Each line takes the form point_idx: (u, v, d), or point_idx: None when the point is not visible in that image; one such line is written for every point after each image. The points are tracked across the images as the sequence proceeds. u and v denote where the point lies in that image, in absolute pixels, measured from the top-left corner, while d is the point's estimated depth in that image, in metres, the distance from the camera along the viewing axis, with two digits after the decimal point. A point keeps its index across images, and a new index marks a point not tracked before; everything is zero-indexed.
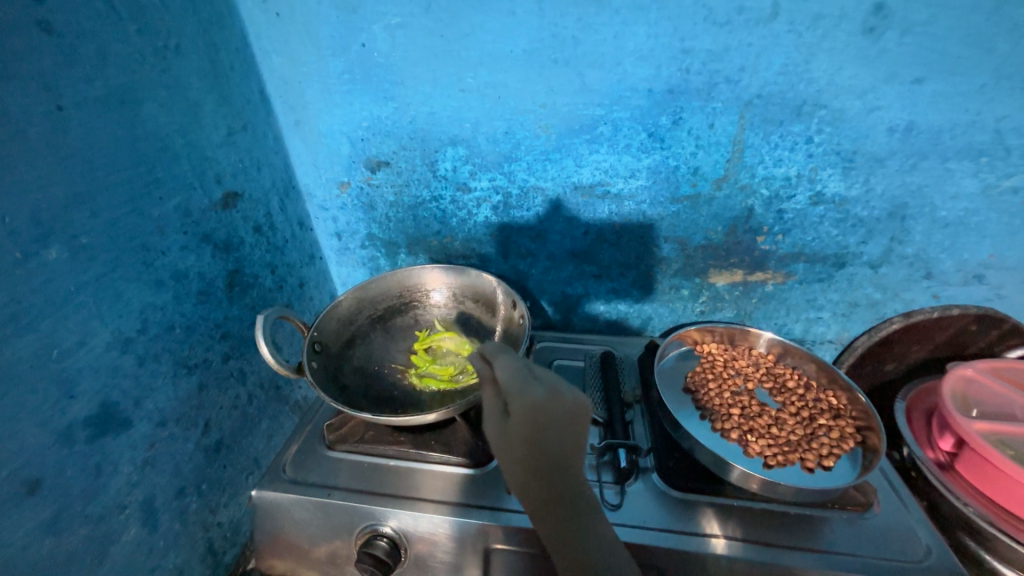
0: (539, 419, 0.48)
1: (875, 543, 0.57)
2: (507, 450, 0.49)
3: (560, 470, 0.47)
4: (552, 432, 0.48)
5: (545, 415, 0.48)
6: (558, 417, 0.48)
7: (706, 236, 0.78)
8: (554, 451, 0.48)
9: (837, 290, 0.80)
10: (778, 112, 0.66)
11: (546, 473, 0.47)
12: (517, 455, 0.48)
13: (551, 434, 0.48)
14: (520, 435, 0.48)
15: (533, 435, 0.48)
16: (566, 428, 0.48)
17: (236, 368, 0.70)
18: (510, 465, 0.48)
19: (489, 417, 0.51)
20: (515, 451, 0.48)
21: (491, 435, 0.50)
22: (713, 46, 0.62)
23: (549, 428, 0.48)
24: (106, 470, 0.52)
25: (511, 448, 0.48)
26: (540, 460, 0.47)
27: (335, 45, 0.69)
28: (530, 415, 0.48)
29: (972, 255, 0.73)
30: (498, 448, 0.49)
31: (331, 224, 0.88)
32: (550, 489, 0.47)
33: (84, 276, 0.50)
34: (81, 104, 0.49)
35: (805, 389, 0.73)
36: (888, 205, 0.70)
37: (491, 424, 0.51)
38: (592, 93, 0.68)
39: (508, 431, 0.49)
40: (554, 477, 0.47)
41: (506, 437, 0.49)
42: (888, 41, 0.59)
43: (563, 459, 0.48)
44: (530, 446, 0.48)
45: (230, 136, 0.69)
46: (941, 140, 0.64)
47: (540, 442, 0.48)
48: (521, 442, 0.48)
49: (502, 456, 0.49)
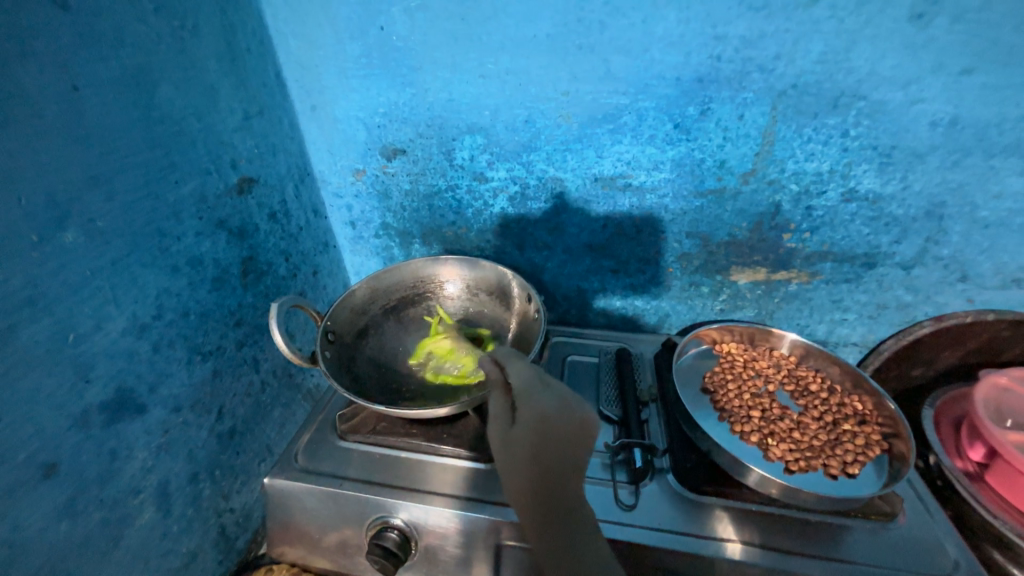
0: (544, 428, 0.50)
1: (899, 554, 0.55)
2: (509, 456, 0.51)
3: (559, 479, 0.49)
4: (553, 443, 0.50)
5: (551, 423, 0.50)
6: (562, 428, 0.50)
7: (730, 232, 0.76)
8: (553, 462, 0.49)
9: (865, 291, 0.77)
10: (813, 103, 0.62)
11: (545, 482, 0.49)
12: (518, 460, 0.50)
13: (554, 444, 0.50)
14: (524, 441, 0.50)
15: (538, 444, 0.50)
16: (572, 438, 0.50)
17: (249, 356, 0.70)
18: (512, 470, 0.51)
19: (497, 420, 0.55)
20: (517, 457, 0.50)
21: (495, 438, 0.53)
22: (747, 32, 0.59)
23: (553, 436, 0.50)
24: (121, 455, 0.52)
25: (514, 452, 0.51)
26: (540, 468, 0.49)
27: (353, 28, 0.68)
28: (535, 421, 0.51)
29: (1013, 258, 0.69)
30: (501, 450, 0.52)
31: (346, 212, 0.87)
32: (548, 498, 0.49)
33: (101, 261, 0.49)
34: (97, 86, 0.48)
35: (829, 393, 0.71)
36: (925, 203, 0.67)
37: (498, 427, 0.54)
38: (617, 81, 0.65)
39: (514, 435, 0.52)
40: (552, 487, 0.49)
41: (510, 441, 0.52)
42: (936, 28, 0.56)
43: (564, 469, 0.49)
44: (530, 454, 0.50)
45: (246, 121, 0.68)
46: (988, 136, 0.61)
47: (543, 451, 0.50)
48: (524, 448, 0.50)
49: (503, 460, 0.51)
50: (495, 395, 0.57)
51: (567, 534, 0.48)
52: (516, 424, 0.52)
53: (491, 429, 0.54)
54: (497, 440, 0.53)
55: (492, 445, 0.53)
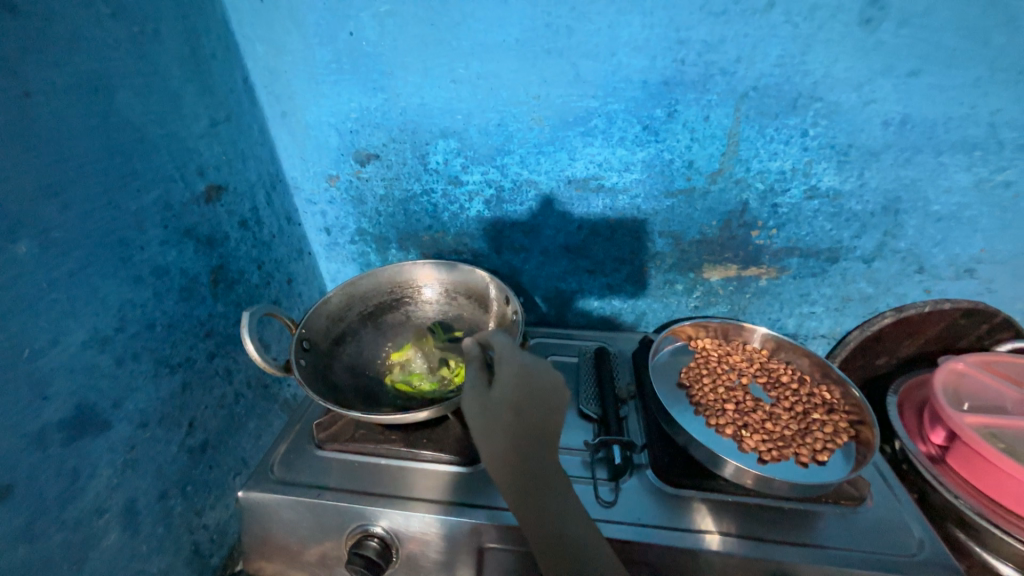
0: (521, 388, 0.51)
1: (868, 537, 0.57)
2: (487, 422, 0.50)
3: (538, 441, 0.49)
4: (534, 401, 0.50)
5: (530, 383, 0.51)
6: (538, 389, 0.51)
7: (701, 230, 0.77)
8: (535, 418, 0.50)
9: (830, 285, 0.80)
10: (773, 104, 0.65)
11: (521, 445, 0.49)
12: (499, 424, 0.50)
13: (532, 405, 0.50)
14: (506, 405, 0.50)
15: (519, 398, 0.50)
16: (546, 397, 0.50)
17: (221, 367, 0.68)
18: (490, 437, 0.50)
19: (475, 389, 0.53)
20: (499, 422, 0.50)
21: (472, 405, 0.52)
22: (709, 36, 0.61)
23: (530, 398, 0.51)
24: (84, 474, 0.50)
25: (494, 417, 0.50)
26: (521, 433, 0.49)
27: (322, 34, 0.67)
28: (513, 381, 0.51)
29: (964, 249, 0.73)
30: (480, 419, 0.51)
31: (320, 219, 0.86)
32: (523, 463, 0.49)
33: (57, 272, 0.48)
34: (49, 92, 0.47)
35: (798, 384, 0.73)
36: (882, 198, 0.70)
37: (476, 395, 0.52)
38: (587, 85, 0.67)
39: (493, 399, 0.51)
40: (529, 451, 0.49)
41: (490, 406, 0.51)
42: (884, 32, 0.59)
43: (541, 429, 0.50)
44: (513, 411, 0.50)
45: (212, 127, 0.67)
46: (936, 134, 0.64)
47: (523, 412, 0.50)
48: (504, 412, 0.50)
49: (480, 424, 0.51)
50: (474, 365, 0.55)
51: (545, 494, 0.48)
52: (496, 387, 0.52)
53: (467, 397, 0.52)
54: (476, 407, 0.51)
55: (470, 412, 0.51)
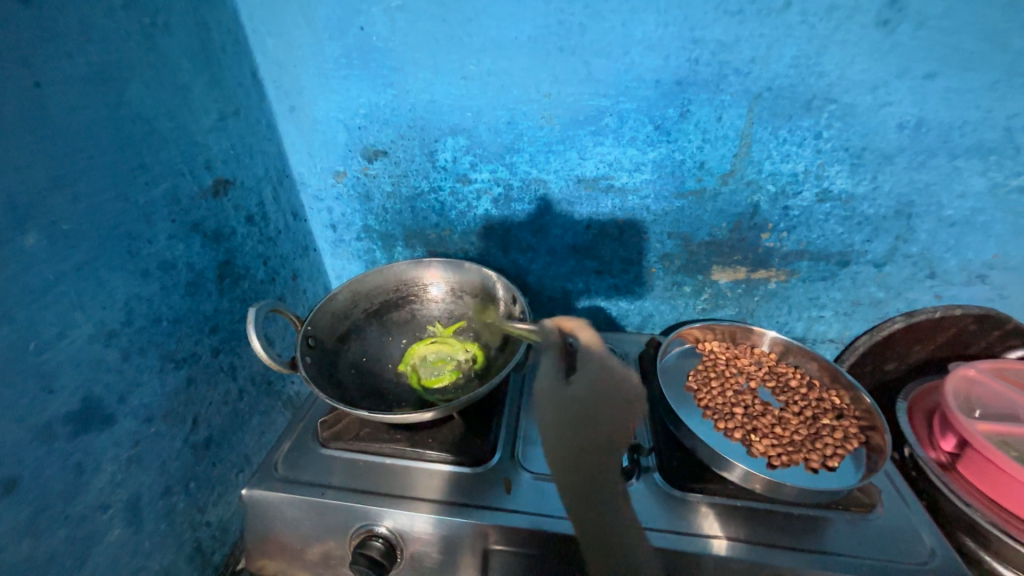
0: (595, 385, 0.72)
1: (878, 544, 0.57)
2: (566, 404, 0.71)
3: (603, 438, 0.66)
4: (608, 403, 0.71)
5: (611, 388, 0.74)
6: (615, 393, 0.73)
7: (711, 232, 0.77)
8: (607, 416, 0.69)
9: (840, 289, 0.79)
10: (787, 106, 0.64)
11: (586, 431, 0.67)
12: (575, 406, 0.71)
13: (609, 407, 0.70)
14: (581, 396, 0.71)
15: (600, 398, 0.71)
16: (619, 403, 0.71)
17: (226, 363, 0.68)
18: (561, 418, 0.69)
19: (559, 376, 0.74)
20: (575, 408, 0.70)
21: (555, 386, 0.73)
22: (724, 35, 0.61)
23: (600, 393, 0.72)
24: (88, 469, 0.50)
25: (571, 400, 0.71)
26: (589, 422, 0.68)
27: (332, 29, 0.67)
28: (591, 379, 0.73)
29: (977, 254, 0.72)
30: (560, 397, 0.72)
31: (326, 215, 0.85)
32: (586, 454, 0.65)
33: (64, 265, 0.47)
34: (60, 83, 0.46)
35: (808, 389, 0.72)
36: (895, 203, 0.69)
37: (561, 381, 0.74)
38: (599, 83, 0.66)
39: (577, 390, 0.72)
40: (591, 441, 0.66)
41: (567, 394, 0.72)
42: (902, 34, 0.58)
43: (609, 427, 0.68)
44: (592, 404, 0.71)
45: (221, 121, 0.66)
46: (952, 137, 0.63)
47: (601, 407, 0.70)
48: (580, 401, 0.71)
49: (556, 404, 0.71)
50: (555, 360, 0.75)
51: (600, 488, 0.61)
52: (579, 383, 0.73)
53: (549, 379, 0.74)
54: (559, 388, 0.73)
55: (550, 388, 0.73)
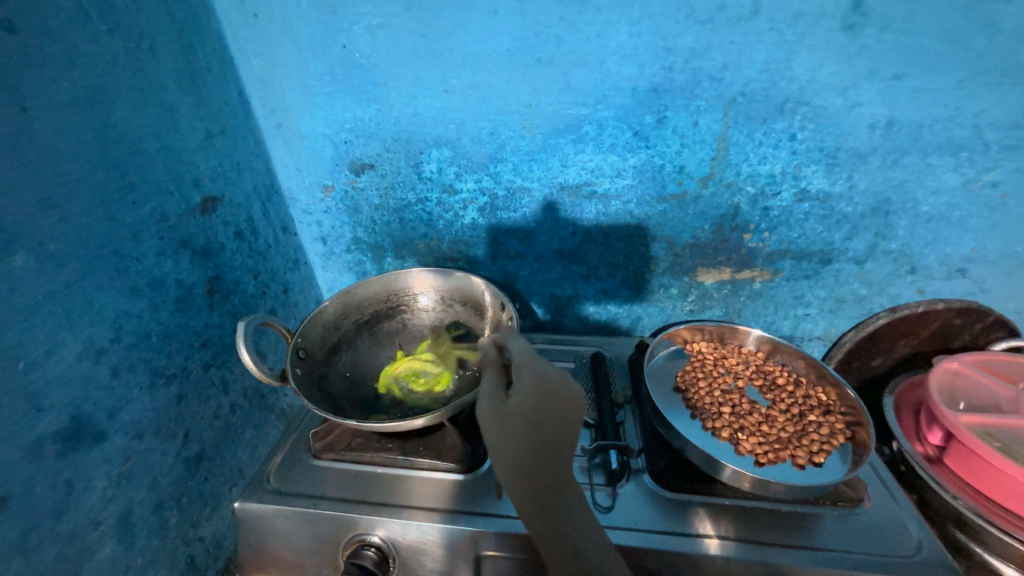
0: (536, 399, 0.50)
1: (867, 539, 0.57)
2: (505, 428, 0.50)
3: (551, 459, 0.49)
4: (549, 413, 0.50)
5: (549, 395, 0.51)
6: (557, 401, 0.50)
7: (694, 235, 0.78)
8: (551, 432, 0.49)
9: (824, 286, 0.80)
10: (761, 109, 0.66)
11: (540, 452, 0.49)
12: (512, 435, 0.49)
13: (552, 416, 0.50)
14: (518, 420, 0.49)
15: (538, 410, 0.50)
16: (563, 409, 0.50)
17: (217, 377, 0.69)
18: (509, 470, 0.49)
19: (489, 396, 0.53)
20: (510, 433, 0.49)
21: (486, 412, 0.52)
22: (695, 43, 0.62)
23: (546, 409, 0.50)
24: (79, 486, 0.50)
25: (507, 428, 0.50)
26: (537, 441, 0.49)
27: (315, 47, 0.69)
28: (530, 393, 0.51)
29: (955, 249, 0.73)
30: (495, 428, 0.51)
31: (316, 228, 0.86)
32: (535, 479, 0.48)
33: (53, 285, 0.48)
34: (46, 107, 0.47)
35: (795, 386, 0.73)
36: (872, 200, 0.71)
37: (490, 403, 0.52)
38: (577, 93, 0.68)
39: (508, 408, 0.51)
40: (544, 470, 0.49)
41: (506, 415, 0.51)
42: (867, 38, 0.60)
43: (557, 445, 0.49)
44: (529, 421, 0.49)
45: (208, 140, 0.68)
46: (922, 136, 0.65)
47: (540, 422, 0.49)
48: (517, 421, 0.50)
49: (499, 440, 0.50)
50: (492, 371, 0.56)
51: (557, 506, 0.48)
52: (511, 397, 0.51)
53: (481, 404, 0.53)
54: (491, 415, 0.51)
55: (483, 419, 0.52)
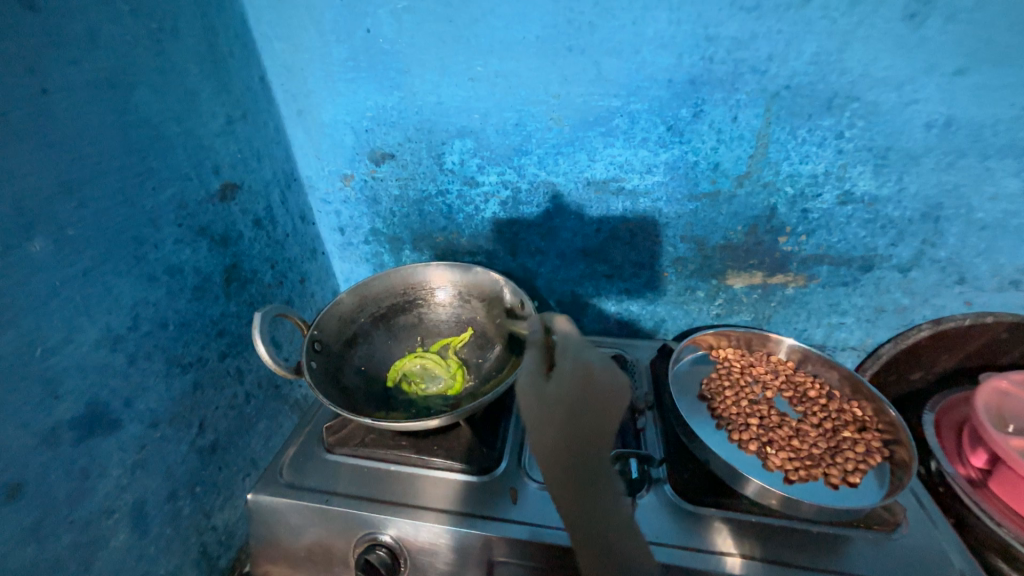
0: (580, 387, 0.54)
1: (904, 566, 0.54)
2: (544, 409, 0.53)
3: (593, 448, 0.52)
4: (591, 403, 0.54)
5: (593, 385, 0.55)
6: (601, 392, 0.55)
7: (725, 236, 0.74)
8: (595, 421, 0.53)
9: (862, 295, 0.76)
10: (807, 105, 0.62)
11: (581, 444, 0.52)
12: (553, 416, 0.52)
13: (590, 405, 0.54)
14: (558, 406, 0.53)
15: (579, 398, 0.53)
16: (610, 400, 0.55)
17: (233, 367, 0.68)
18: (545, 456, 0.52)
19: (528, 375, 0.56)
20: (553, 415, 0.53)
21: (525, 392, 0.55)
22: (739, 33, 0.58)
23: (587, 397, 0.54)
24: (94, 474, 0.50)
25: (548, 409, 0.53)
26: (576, 432, 0.52)
27: (339, 31, 0.66)
28: (577, 381, 0.54)
29: (1010, 260, 0.68)
30: (533, 410, 0.54)
31: (334, 218, 0.85)
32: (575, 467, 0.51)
33: (72, 271, 0.47)
34: (66, 89, 0.46)
35: (827, 399, 0.70)
36: (922, 205, 0.66)
37: (530, 381, 0.55)
38: (609, 83, 0.64)
39: (548, 392, 0.54)
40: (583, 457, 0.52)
41: (547, 398, 0.54)
42: (930, 28, 0.55)
43: (600, 431, 0.53)
44: (569, 409, 0.53)
45: (228, 126, 0.66)
46: (983, 137, 0.60)
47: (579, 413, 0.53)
48: (560, 404, 0.53)
49: (539, 420, 0.53)
50: (535, 346, 0.61)
51: (597, 498, 0.51)
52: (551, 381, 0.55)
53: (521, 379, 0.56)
54: (531, 397, 0.54)
55: (523, 399, 0.54)
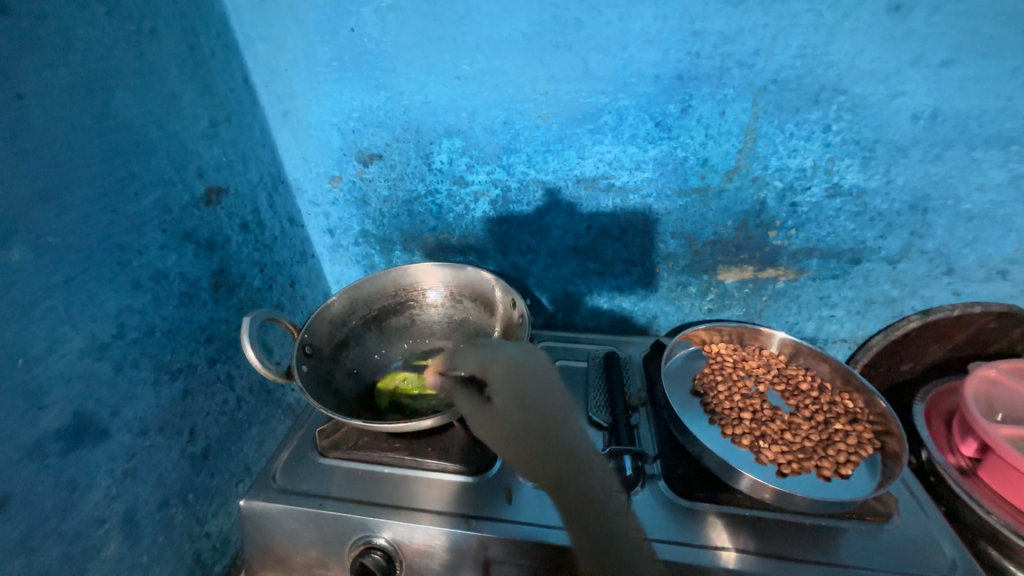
0: (513, 383, 0.64)
1: (895, 555, 0.54)
2: (501, 428, 0.62)
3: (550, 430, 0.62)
4: (526, 391, 0.64)
5: (519, 376, 0.64)
6: (527, 377, 0.65)
7: (716, 231, 0.74)
8: (536, 405, 0.63)
9: (852, 287, 0.76)
10: (794, 98, 0.62)
11: (539, 429, 0.62)
12: (510, 426, 0.61)
13: (529, 394, 0.64)
14: (506, 413, 0.62)
15: (518, 395, 0.63)
16: (535, 381, 0.65)
17: (223, 373, 0.67)
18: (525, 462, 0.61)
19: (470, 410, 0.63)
20: (510, 423, 0.62)
21: (478, 421, 0.63)
22: (725, 27, 0.58)
23: (523, 384, 0.64)
24: (82, 484, 0.49)
25: (503, 423, 0.62)
26: (530, 424, 0.62)
27: (323, 31, 0.66)
28: (506, 381, 0.64)
29: (997, 250, 0.69)
30: (491, 429, 0.62)
31: (323, 220, 0.84)
32: (547, 459, 0.60)
33: (53, 279, 0.47)
34: (42, 94, 0.45)
35: (819, 392, 0.70)
36: (909, 197, 0.66)
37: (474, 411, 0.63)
38: (596, 80, 0.64)
39: (496, 409, 0.63)
40: (549, 447, 0.61)
41: (496, 415, 0.62)
42: (915, 20, 0.55)
43: (546, 412, 0.63)
44: (515, 408, 0.62)
45: (212, 128, 0.65)
46: (969, 128, 0.60)
47: (523, 403, 0.63)
48: (507, 414, 0.62)
49: (503, 436, 0.61)
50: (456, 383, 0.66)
51: (580, 476, 0.59)
52: (491, 397, 0.63)
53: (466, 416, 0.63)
54: (485, 421, 0.62)
55: (479, 430, 0.62)
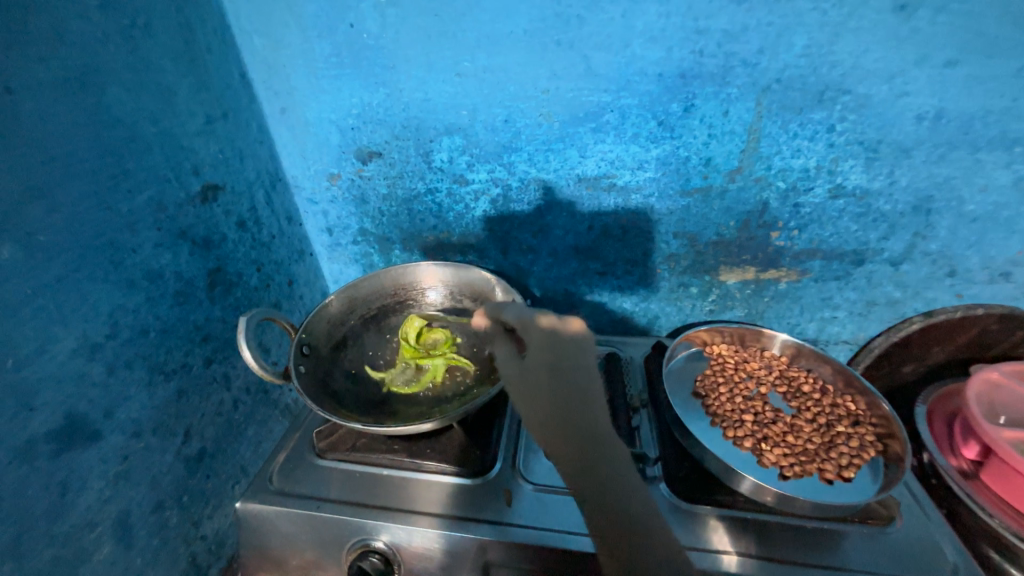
0: (551, 349, 0.53)
1: (898, 559, 0.54)
2: (528, 387, 0.52)
3: (573, 410, 0.50)
4: (565, 359, 0.52)
5: (557, 346, 0.53)
6: (567, 349, 0.53)
7: (718, 231, 0.74)
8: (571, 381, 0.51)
9: (854, 289, 0.76)
10: (798, 98, 0.61)
11: (563, 407, 0.50)
12: (541, 391, 0.51)
13: (568, 366, 0.52)
14: (540, 379, 0.52)
15: (552, 362, 0.52)
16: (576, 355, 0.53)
17: (219, 373, 0.66)
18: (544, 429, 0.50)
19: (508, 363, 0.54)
20: (538, 388, 0.52)
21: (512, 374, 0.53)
22: (729, 25, 0.58)
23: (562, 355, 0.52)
24: (74, 487, 0.48)
25: (530, 383, 0.52)
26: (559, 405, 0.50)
27: (321, 27, 0.65)
28: (543, 347, 0.53)
29: (1000, 252, 0.69)
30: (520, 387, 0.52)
31: (322, 219, 0.83)
32: (566, 446, 0.49)
33: (44, 279, 0.46)
34: (33, 88, 0.44)
35: (821, 394, 0.70)
36: (913, 198, 0.66)
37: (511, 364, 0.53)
38: (598, 78, 0.63)
39: (527, 368, 0.52)
40: (571, 431, 0.49)
41: (527, 374, 0.52)
42: (920, 20, 0.55)
43: (578, 389, 0.51)
44: (549, 372, 0.51)
45: (208, 125, 0.64)
46: (974, 129, 0.60)
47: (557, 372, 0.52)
48: (535, 377, 0.52)
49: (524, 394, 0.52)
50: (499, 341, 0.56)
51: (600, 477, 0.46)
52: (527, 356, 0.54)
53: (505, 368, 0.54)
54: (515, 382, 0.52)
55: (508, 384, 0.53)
